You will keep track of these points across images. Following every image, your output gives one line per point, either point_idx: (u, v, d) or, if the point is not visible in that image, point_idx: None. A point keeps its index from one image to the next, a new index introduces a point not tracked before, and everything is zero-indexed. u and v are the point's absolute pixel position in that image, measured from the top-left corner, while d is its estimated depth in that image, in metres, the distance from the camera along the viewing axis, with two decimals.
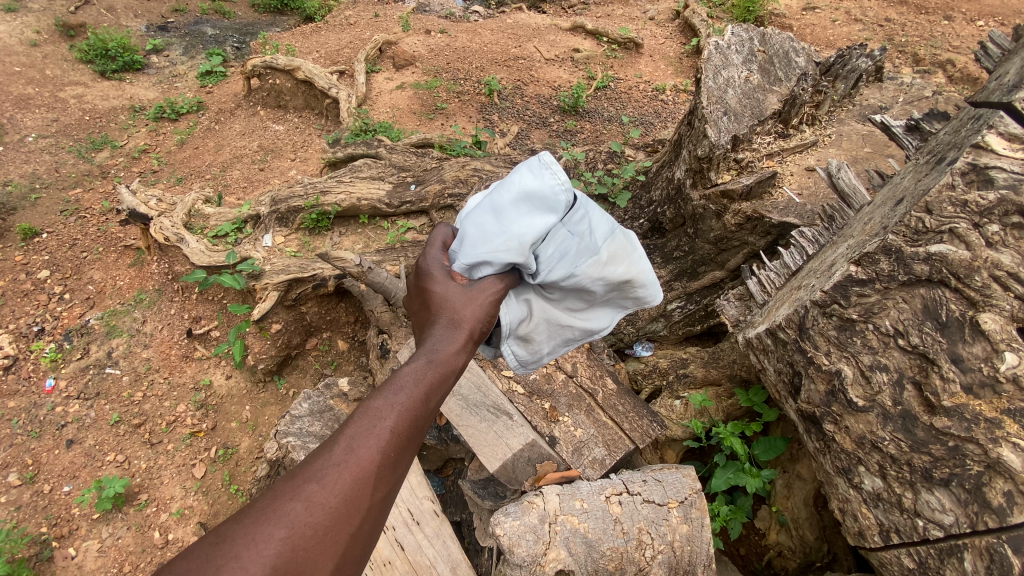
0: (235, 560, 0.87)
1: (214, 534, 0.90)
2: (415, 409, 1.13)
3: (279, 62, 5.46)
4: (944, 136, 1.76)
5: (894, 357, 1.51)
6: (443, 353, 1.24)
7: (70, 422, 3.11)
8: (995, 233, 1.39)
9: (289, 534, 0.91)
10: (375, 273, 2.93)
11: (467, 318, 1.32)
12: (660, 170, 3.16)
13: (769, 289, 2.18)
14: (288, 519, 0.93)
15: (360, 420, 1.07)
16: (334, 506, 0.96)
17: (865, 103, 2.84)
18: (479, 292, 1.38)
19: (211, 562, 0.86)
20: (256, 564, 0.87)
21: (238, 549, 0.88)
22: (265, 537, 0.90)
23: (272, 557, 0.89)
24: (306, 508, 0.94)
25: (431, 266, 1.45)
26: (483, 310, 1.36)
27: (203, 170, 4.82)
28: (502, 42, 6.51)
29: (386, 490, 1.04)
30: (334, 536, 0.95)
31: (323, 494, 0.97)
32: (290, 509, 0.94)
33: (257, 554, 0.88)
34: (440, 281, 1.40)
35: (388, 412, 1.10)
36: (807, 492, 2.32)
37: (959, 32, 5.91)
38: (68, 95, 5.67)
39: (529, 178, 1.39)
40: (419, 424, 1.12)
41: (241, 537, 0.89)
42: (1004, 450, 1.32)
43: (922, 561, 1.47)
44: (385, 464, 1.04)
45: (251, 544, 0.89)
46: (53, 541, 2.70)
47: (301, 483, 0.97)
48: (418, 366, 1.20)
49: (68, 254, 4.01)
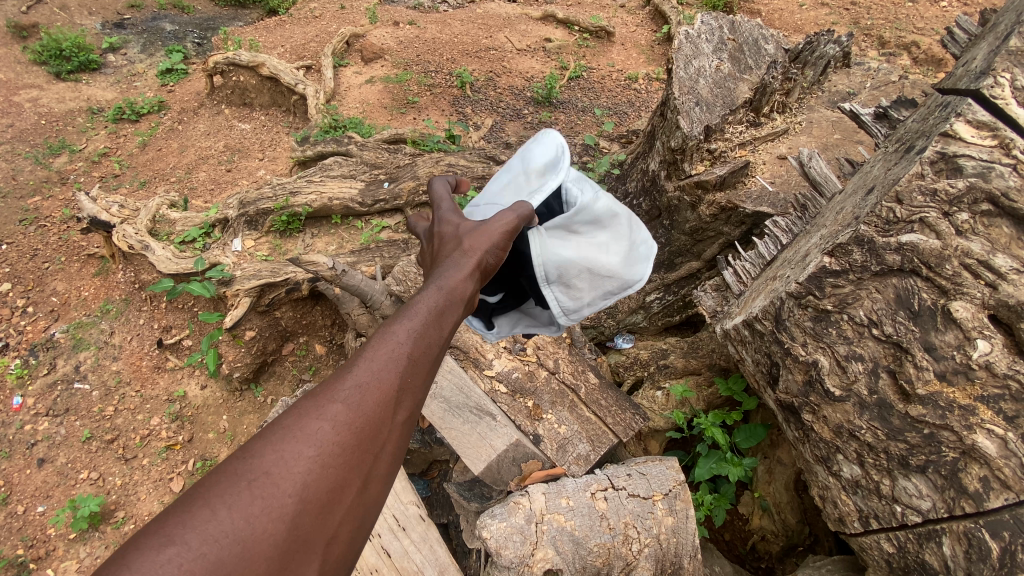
0: (266, 476, 0.83)
1: (240, 453, 0.86)
2: (436, 330, 1.09)
3: (242, 58, 5.28)
4: (913, 124, 1.77)
5: (869, 347, 1.52)
6: (453, 281, 1.18)
7: (39, 440, 2.99)
8: (964, 221, 1.40)
9: (318, 453, 0.87)
10: (349, 276, 2.80)
11: (474, 248, 1.26)
12: (635, 161, 3.12)
13: (745, 279, 2.17)
14: (315, 437, 0.88)
15: (378, 345, 1.02)
16: (361, 424, 0.92)
17: (834, 89, 2.86)
18: (486, 224, 1.31)
19: (240, 479, 0.82)
20: (287, 481, 0.83)
21: (267, 467, 0.84)
22: (294, 456, 0.85)
23: (302, 474, 0.84)
24: (333, 427, 0.90)
25: (442, 212, 1.41)
26: (491, 239, 1.28)
27: (168, 173, 4.66)
28: (473, 33, 6.40)
29: (412, 409, 0.99)
30: (363, 454, 0.90)
31: (349, 414, 0.92)
32: (316, 429, 0.89)
33: (286, 471, 0.84)
34: (449, 224, 1.36)
35: (407, 332, 1.05)
36: (787, 476, 2.36)
37: (924, 13, 6.00)
38: (22, 99, 5.41)
39: (535, 146, 1.62)
40: (440, 344, 1.08)
41: (268, 454, 0.85)
42: (979, 437, 1.34)
43: (901, 545, 1.50)
44: (409, 383, 1.00)
45: (279, 461, 0.85)
46: (30, 563, 2.62)
47: (324, 403, 0.92)
48: (431, 291, 1.15)
49: (29, 265, 3.84)
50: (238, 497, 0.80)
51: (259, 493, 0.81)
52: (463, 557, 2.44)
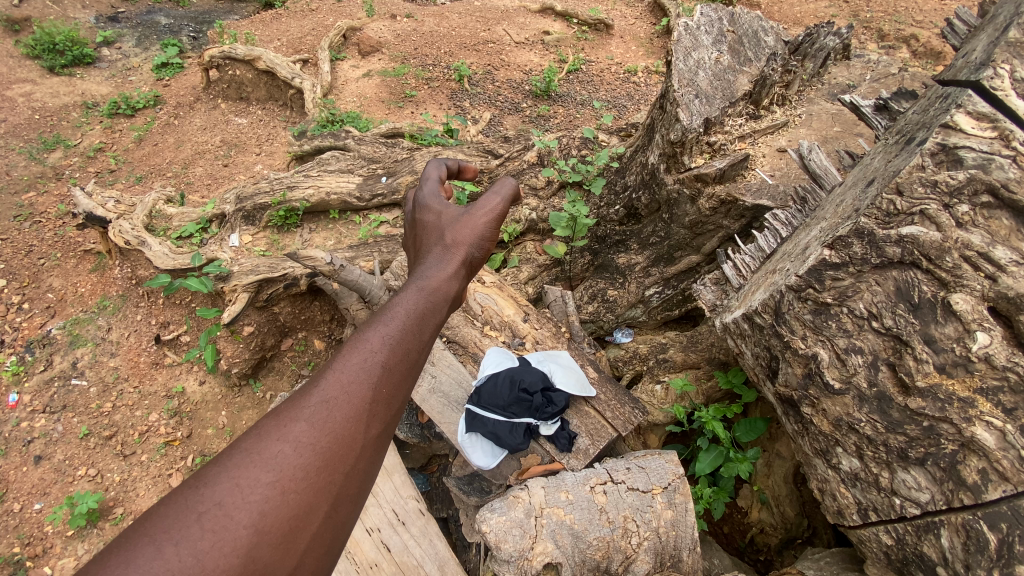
0: (219, 508, 0.80)
1: (194, 480, 0.82)
2: (408, 342, 1.07)
3: (238, 52, 5.24)
4: (913, 116, 1.76)
5: (868, 339, 1.52)
6: (435, 282, 1.25)
7: (36, 437, 2.99)
8: (965, 213, 1.39)
9: (277, 478, 0.84)
10: (347, 271, 2.77)
11: (459, 244, 1.37)
12: (635, 154, 3.03)
13: (745, 273, 2.17)
14: (275, 461, 0.85)
15: (348, 358, 1.00)
16: (325, 445, 0.89)
17: (833, 81, 2.84)
18: (471, 217, 1.43)
19: (191, 510, 0.79)
20: (243, 511, 0.80)
21: (221, 496, 0.81)
22: (252, 482, 0.83)
23: (259, 502, 0.82)
24: (295, 449, 0.87)
25: (427, 198, 1.50)
26: (473, 235, 1.41)
27: (164, 168, 4.64)
28: (471, 26, 6.36)
29: (381, 427, 0.97)
30: (327, 477, 0.88)
31: (312, 435, 0.90)
32: (277, 452, 0.86)
33: (242, 500, 0.81)
34: (433, 212, 1.46)
35: (377, 345, 1.03)
36: (786, 470, 2.39)
37: (923, 6, 5.97)
38: (15, 94, 5.36)
39: None
40: (413, 357, 1.06)
41: (223, 483, 0.82)
42: (978, 429, 1.33)
43: (900, 538, 1.50)
44: (378, 399, 0.98)
45: (235, 490, 0.82)
46: (27, 560, 2.62)
47: (288, 423, 0.90)
48: (407, 298, 1.17)
49: (24, 261, 3.82)
50: (189, 530, 0.77)
51: (211, 525, 0.78)
52: (462, 550, 2.45)
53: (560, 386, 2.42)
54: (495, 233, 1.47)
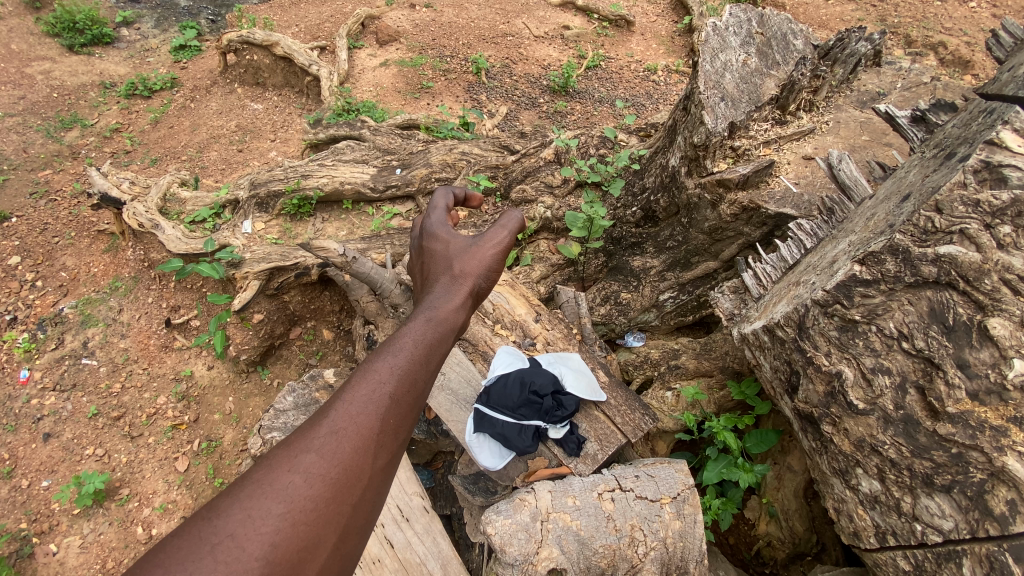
0: (231, 539, 0.77)
1: (206, 510, 0.80)
2: (415, 372, 1.05)
3: (257, 37, 5.21)
4: (953, 130, 1.71)
5: (897, 360, 1.48)
6: (443, 312, 1.23)
7: (46, 415, 3.00)
8: (1006, 235, 1.34)
9: (288, 509, 0.82)
10: (359, 263, 2.67)
11: (467, 274, 1.36)
12: (654, 156, 2.98)
13: (765, 283, 2.11)
14: (285, 492, 0.83)
15: (358, 386, 0.99)
16: (335, 475, 0.88)
17: (863, 88, 2.77)
18: (480, 248, 1.43)
19: (204, 542, 0.77)
20: (254, 543, 0.78)
21: (233, 526, 0.78)
22: (263, 513, 0.81)
23: (271, 533, 0.80)
24: (305, 479, 0.85)
25: (435, 226, 1.49)
26: (481, 266, 1.39)
27: (178, 151, 4.64)
28: (490, 18, 6.27)
29: (389, 457, 0.95)
30: (336, 508, 0.86)
31: (322, 465, 0.88)
32: (288, 483, 0.85)
33: (253, 531, 0.79)
34: (442, 240, 1.45)
35: (387, 375, 1.01)
36: (797, 483, 2.33)
37: (952, 12, 5.81)
38: (35, 71, 5.38)
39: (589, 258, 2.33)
40: (421, 387, 1.04)
41: (235, 514, 0.80)
42: (1010, 459, 1.29)
43: (918, 564, 1.47)
44: (386, 430, 0.96)
45: (246, 521, 0.80)
46: (32, 537, 2.63)
47: (298, 453, 0.88)
48: (416, 327, 1.16)
49: (39, 239, 3.82)
50: (201, 561, 0.75)
51: (223, 557, 0.76)
52: (465, 550, 2.44)
53: (570, 390, 2.37)
54: (502, 264, 1.46)
